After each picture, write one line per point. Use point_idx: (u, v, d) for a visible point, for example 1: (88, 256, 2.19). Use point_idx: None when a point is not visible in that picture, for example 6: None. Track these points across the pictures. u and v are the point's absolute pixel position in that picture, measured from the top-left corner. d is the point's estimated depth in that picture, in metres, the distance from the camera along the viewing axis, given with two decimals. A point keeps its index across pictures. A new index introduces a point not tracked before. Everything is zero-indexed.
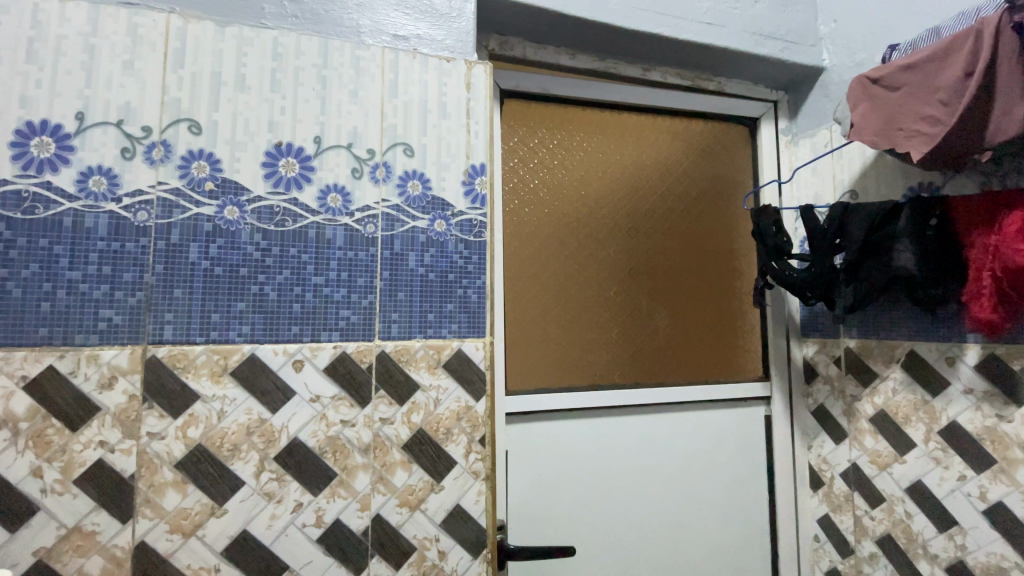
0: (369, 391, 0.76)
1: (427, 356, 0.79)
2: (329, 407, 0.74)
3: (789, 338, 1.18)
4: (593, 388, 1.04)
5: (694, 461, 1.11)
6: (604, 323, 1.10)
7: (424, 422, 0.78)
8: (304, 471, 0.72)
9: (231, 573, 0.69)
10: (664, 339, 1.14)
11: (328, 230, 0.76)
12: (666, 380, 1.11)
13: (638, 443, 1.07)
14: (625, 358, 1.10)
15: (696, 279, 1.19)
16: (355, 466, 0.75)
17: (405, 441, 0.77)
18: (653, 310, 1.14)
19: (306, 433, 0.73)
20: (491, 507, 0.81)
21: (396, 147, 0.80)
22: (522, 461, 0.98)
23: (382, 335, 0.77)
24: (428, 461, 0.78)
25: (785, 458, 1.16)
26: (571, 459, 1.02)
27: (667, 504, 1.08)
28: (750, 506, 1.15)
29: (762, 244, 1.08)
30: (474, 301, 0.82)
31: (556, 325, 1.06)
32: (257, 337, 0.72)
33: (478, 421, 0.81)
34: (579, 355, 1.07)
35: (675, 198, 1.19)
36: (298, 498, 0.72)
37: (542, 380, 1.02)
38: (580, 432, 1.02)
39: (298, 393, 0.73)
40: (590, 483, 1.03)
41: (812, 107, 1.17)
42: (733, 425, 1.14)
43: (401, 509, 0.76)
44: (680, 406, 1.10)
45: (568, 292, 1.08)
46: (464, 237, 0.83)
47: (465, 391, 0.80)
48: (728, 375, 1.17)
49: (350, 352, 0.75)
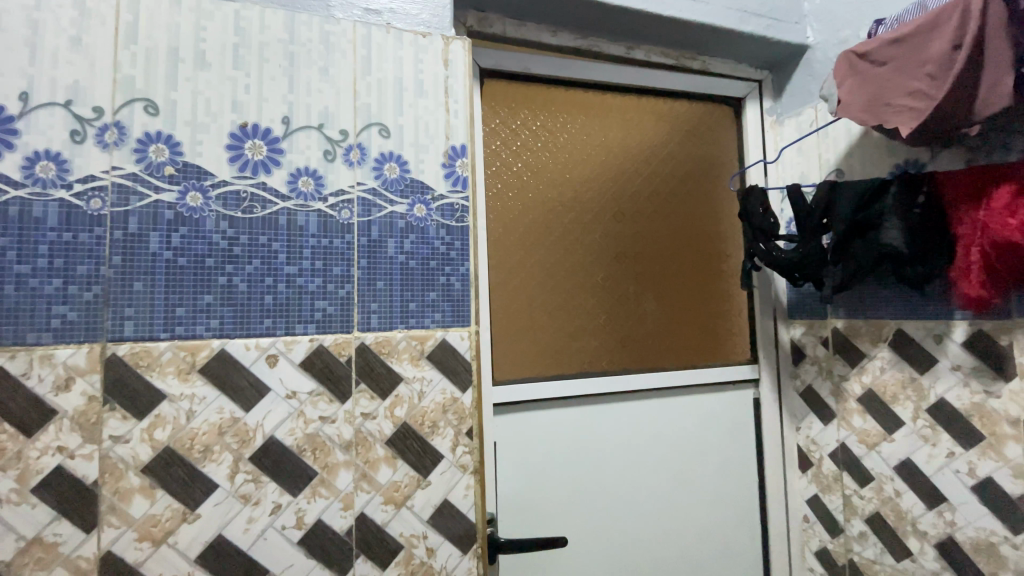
0: (348, 385, 0.71)
1: (410, 348, 0.75)
2: (307, 403, 0.70)
3: (777, 321, 1.17)
4: (584, 375, 1.02)
5: (684, 445, 1.10)
6: (593, 311, 1.08)
7: (409, 416, 0.74)
8: (281, 471, 0.68)
9: None
10: (653, 325, 1.12)
11: (300, 216, 0.71)
12: (657, 366, 1.10)
13: (629, 431, 1.05)
14: (614, 344, 1.08)
15: (683, 262, 1.17)
16: (336, 463, 0.70)
17: (388, 437, 0.73)
18: (643, 296, 1.12)
19: (284, 431, 0.69)
20: (481, 500, 0.78)
21: (371, 127, 0.76)
22: (513, 450, 0.96)
23: (361, 326, 0.73)
24: (413, 457, 0.74)
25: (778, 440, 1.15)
26: (563, 448, 1.00)
27: (658, 491, 1.07)
28: (742, 491, 1.14)
29: (750, 226, 1.06)
30: (457, 289, 0.79)
31: (543, 314, 1.03)
32: (226, 332, 0.68)
33: (465, 412, 0.77)
34: (569, 343, 1.04)
35: (660, 181, 1.17)
36: (276, 499, 0.68)
37: (531, 368, 0.99)
38: (571, 421, 1.01)
39: (272, 389, 0.69)
40: (581, 472, 1.01)
41: (797, 86, 1.16)
42: (725, 409, 1.13)
43: (386, 506, 0.72)
44: (669, 391, 1.08)
45: (554, 279, 1.05)
46: (446, 222, 0.79)
47: (450, 382, 0.76)
48: (718, 359, 1.15)
49: (328, 345, 0.71)
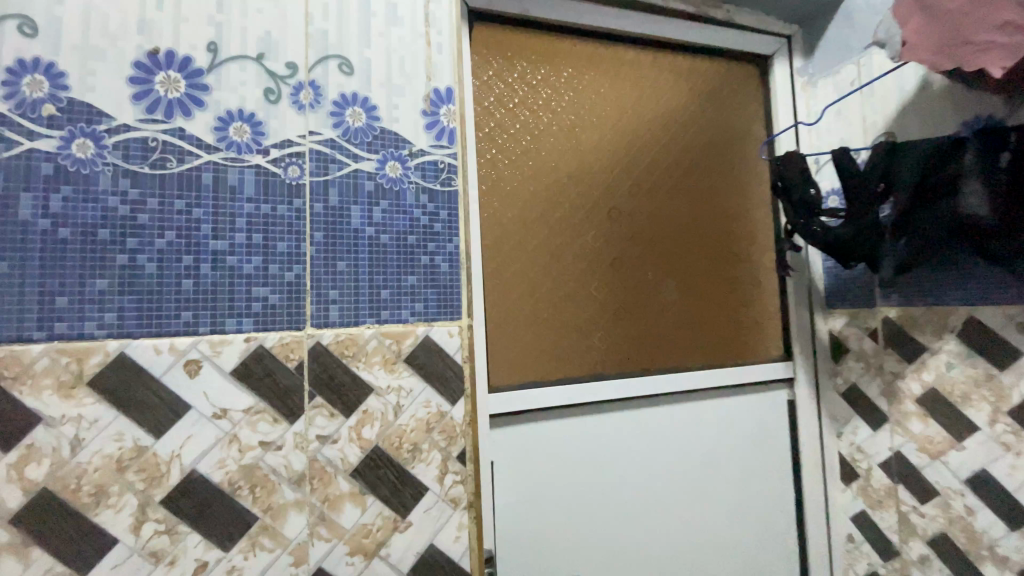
0: (297, 399, 0.53)
1: (382, 348, 0.56)
2: (243, 426, 0.51)
3: (814, 312, 0.99)
4: (600, 378, 0.84)
5: (718, 461, 0.92)
6: (609, 301, 0.88)
7: (381, 438, 0.56)
8: (206, 518, 0.50)
9: None
10: (676, 318, 0.92)
11: (231, 174, 0.53)
12: (686, 365, 0.90)
13: (655, 446, 0.87)
14: (631, 342, 0.88)
15: (710, 243, 0.97)
16: (285, 504, 0.52)
17: (354, 466, 0.55)
18: (668, 282, 0.92)
19: (209, 464, 0.50)
20: (478, 544, 0.60)
21: (329, 61, 0.58)
22: (515, 470, 0.78)
23: (314, 322, 0.54)
24: (389, 491, 0.56)
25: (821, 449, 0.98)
26: (577, 467, 0.82)
27: (691, 513, 0.90)
28: (784, 510, 0.97)
29: (788, 200, 0.88)
30: (444, 272, 0.61)
31: (549, 305, 0.84)
32: (129, 329, 0.49)
33: (455, 432, 0.58)
34: (581, 340, 0.85)
35: (681, 148, 0.98)
36: (201, 557, 0.49)
37: (534, 371, 0.81)
38: (586, 433, 0.83)
39: (194, 407, 0.50)
40: (599, 494, 0.83)
41: (834, 39, 1.00)
42: (763, 414, 0.96)
43: (353, 558, 0.54)
44: (696, 395, 0.90)
45: (561, 263, 0.86)
46: (427, 185, 0.61)
47: (436, 393, 0.58)
48: (753, 356, 0.97)
49: (271, 347, 0.53)
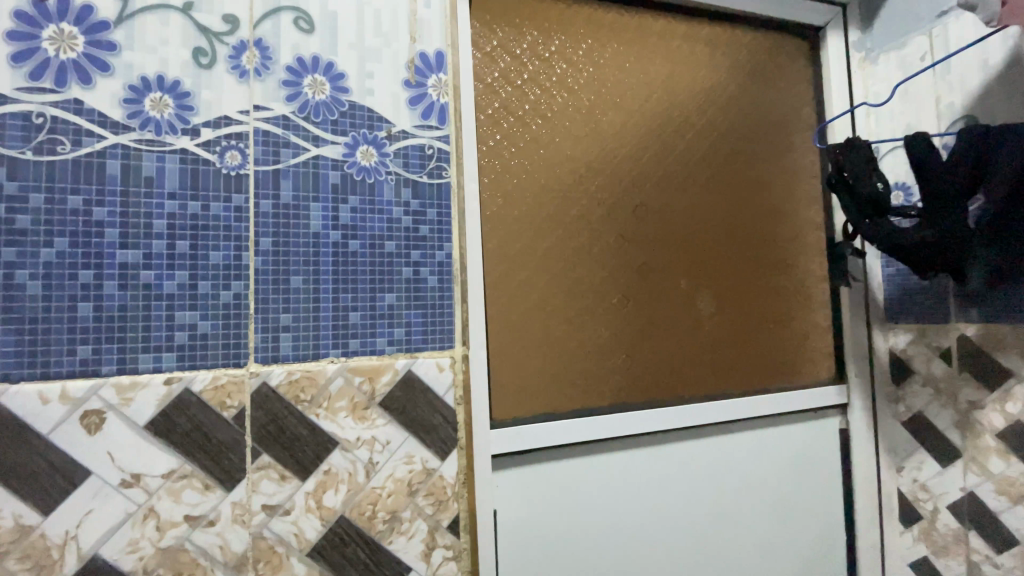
0: (235, 459, 0.40)
1: (350, 390, 0.43)
2: (161, 496, 0.39)
3: (871, 326, 0.84)
4: (623, 408, 0.70)
5: (763, 502, 0.78)
6: (635, 314, 0.73)
7: (350, 506, 0.43)
8: None
9: None
10: (714, 336, 0.77)
11: (147, 161, 0.40)
12: (723, 391, 0.76)
13: (689, 485, 0.74)
14: (661, 364, 0.74)
15: (753, 246, 0.82)
16: None
17: (313, 545, 0.42)
18: (705, 291, 0.77)
19: (116, 548, 0.37)
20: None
21: (281, 14, 0.44)
22: (524, 519, 0.65)
23: (259, 358, 0.42)
24: (359, 575, 0.43)
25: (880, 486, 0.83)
26: (598, 512, 0.69)
27: (733, 563, 0.76)
28: (841, 557, 0.83)
29: (852, 197, 0.74)
30: (431, 288, 0.47)
31: (564, 320, 0.70)
32: (4, 371, 0.36)
33: (445, 495, 0.46)
34: (601, 362, 0.71)
35: (720, 133, 0.83)
36: None
37: (544, 401, 0.68)
38: (608, 472, 0.69)
39: (95, 473, 0.37)
40: (624, 545, 0.70)
41: (900, 6, 0.84)
42: (814, 445, 0.82)
43: None
44: (736, 424, 0.77)
45: (578, 271, 0.71)
46: (410, 176, 0.48)
47: (422, 445, 0.45)
48: (802, 377, 0.83)
49: (201, 390, 0.40)
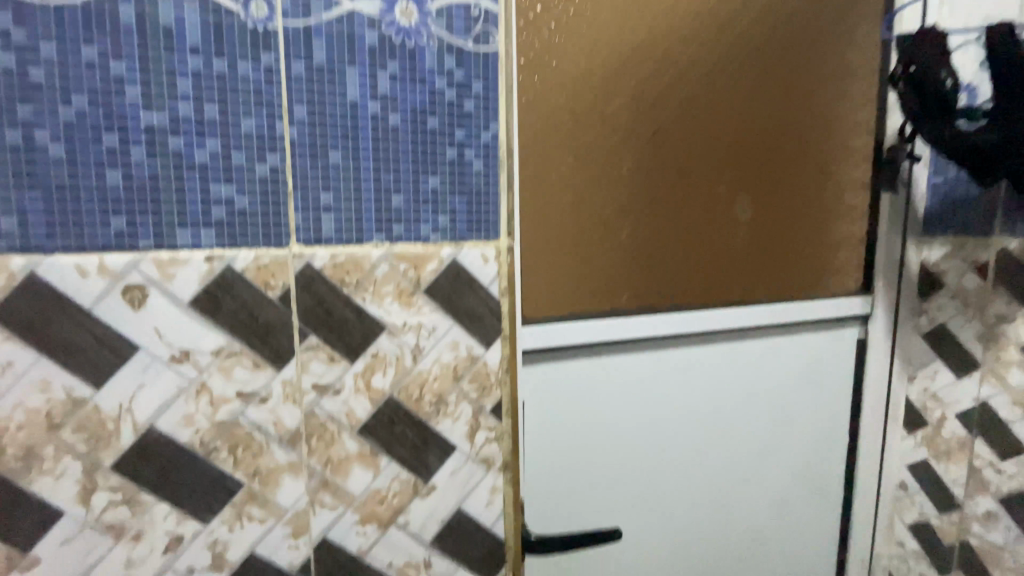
0: (282, 340, 0.40)
1: (395, 276, 0.42)
2: (213, 372, 0.38)
3: (907, 238, 0.79)
4: (655, 312, 0.69)
5: (777, 405, 0.81)
6: (673, 217, 0.70)
7: (398, 388, 0.43)
8: (175, 485, 0.38)
9: None
10: (750, 244, 0.74)
11: (162, 8, 0.35)
12: (754, 298, 0.75)
13: (710, 388, 0.75)
14: (693, 271, 0.72)
15: (801, 149, 0.76)
16: (276, 468, 0.41)
17: (364, 423, 0.42)
18: (746, 194, 0.73)
19: (173, 420, 0.38)
20: (514, 510, 0.48)
21: None
22: (550, 412, 0.67)
23: (301, 239, 0.39)
24: (408, 451, 0.44)
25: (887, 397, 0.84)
26: (621, 410, 0.71)
27: (743, 458, 0.80)
28: (844, 457, 0.87)
29: (919, 96, 0.64)
30: (476, 173, 0.43)
31: (600, 221, 0.66)
32: (38, 240, 0.34)
33: (489, 382, 0.46)
34: (634, 266, 0.69)
35: (782, 17, 0.73)
36: (171, 531, 0.39)
37: (576, 304, 0.66)
38: (634, 373, 0.70)
39: (144, 348, 0.37)
40: (643, 438, 0.73)
41: None
42: (834, 354, 0.83)
43: (365, 528, 0.44)
44: (763, 331, 0.76)
45: (618, 169, 0.66)
46: (455, 42, 0.42)
47: (466, 333, 0.45)
48: (833, 289, 0.81)
49: (243, 269, 0.38)
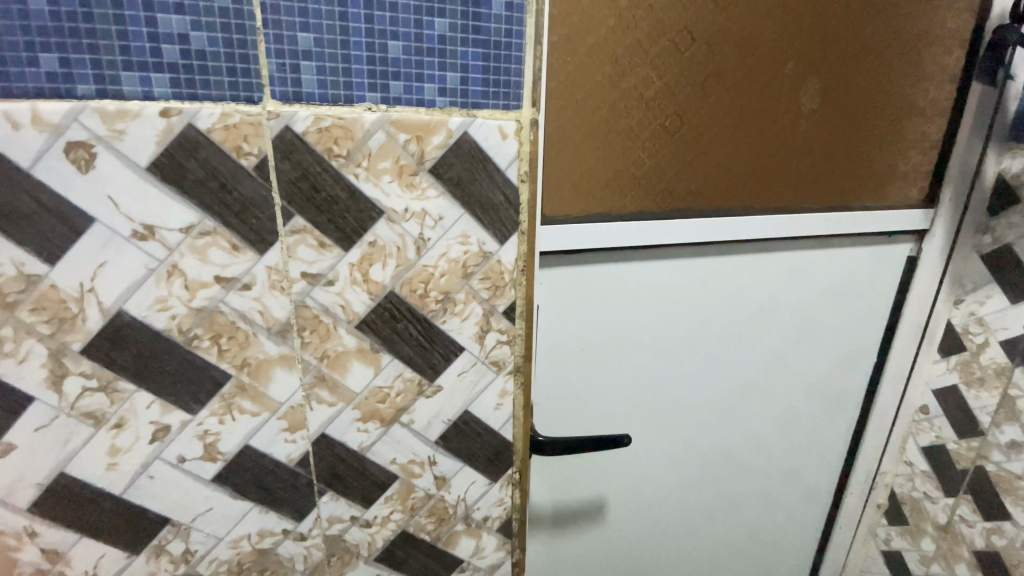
0: (262, 220, 0.34)
1: (395, 149, 0.34)
2: (185, 253, 0.33)
3: (988, 144, 0.69)
4: (689, 215, 0.61)
5: (806, 322, 0.76)
6: (726, 102, 0.59)
7: (399, 282, 0.38)
8: (156, 373, 0.35)
9: (61, 538, 0.38)
10: (806, 141, 0.65)
11: None
12: (802, 204, 0.67)
13: (738, 300, 0.70)
14: (740, 170, 0.63)
15: (889, 25, 0.63)
16: (266, 362, 0.37)
17: (362, 319, 0.38)
18: (812, 78, 0.62)
19: (146, 304, 0.34)
20: (524, 414, 0.45)
21: None
22: (564, 317, 0.63)
23: (278, 95, 0.32)
24: (411, 351, 0.40)
25: (927, 319, 0.78)
26: (639, 319, 0.66)
27: (761, 372, 0.77)
28: (866, 377, 0.84)
29: None
30: (495, 19, 0.34)
31: (640, 103, 0.56)
32: None
33: (502, 281, 0.40)
34: (675, 160, 0.59)
35: None
36: (158, 420, 0.37)
37: (605, 201, 0.58)
38: (657, 282, 0.64)
39: (101, 220, 0.31)
40: (660, 350, 0.69)
41: None
42: (878, 272, 0.76)
43: (366, 426, 0.41)
44: (806, 243, 0.69)
45: (669, 37, 0.54)
46: None
47: (477, 223, 0.38)
48: (890, 199, 0.72)
49: (210, 130, 0.31)
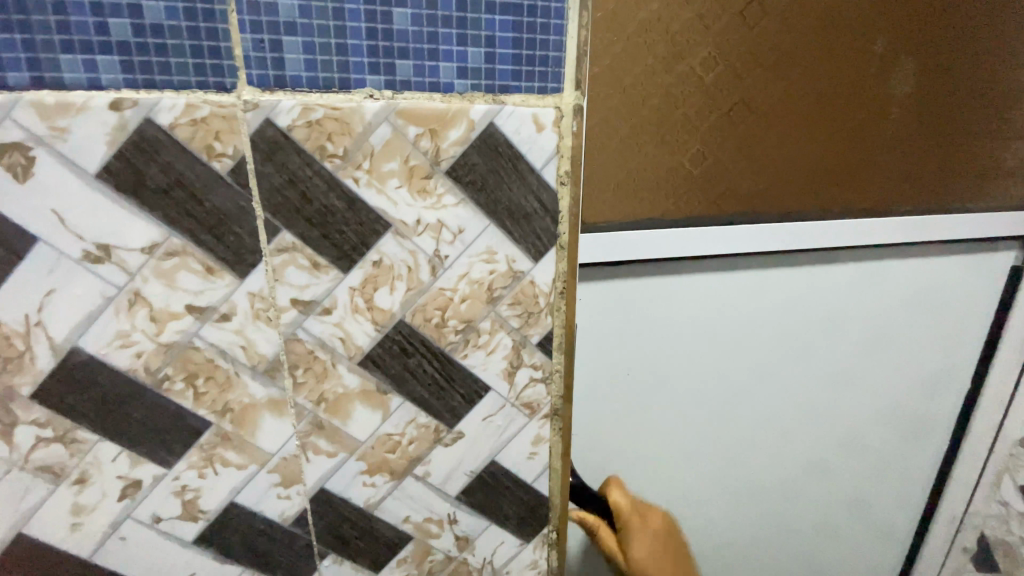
0: (241, 237, 0.27)
1: (404, 147, 0.28)
2: (149, 278, 0.27)
3: None
4: (752, 220, 0.52)
5: (884, 341, 0.66)
6: (800, 86, 0.50)
7: (411, 310, 0.31)
8: (122, 420, 0.29)
9: None
10: (894, 132, 0.55)
11: None
12: (886, 206, 0.57)
13: (805, 316, 0.61)
14: (815, 167, 0.53)
15: None
16: (252, 407, 0.30)
17: (366, 355, 0.31)
18: (905, 56, 0.52)
19: (105, 340, 0.28)
20: (563, 465, 0.38)
21: None
22: (604, 338, 0.55)
23: (256, 79, 0.25)
24: (427, 392, 0.33)
25: None
26: (689, 339, 0.58)
27: (830, 398, 0.67)
28: (953, 403, 0.73)
29: None
30: None
31: (699, 89, 0.47)
32: None
33: (536, 307, 0.33)
34: (739, 156, 0.50)
35: None
36: (127, 473, 0.31)
37: (655, 204, 0.50)
38: (710, 296, 0.56)
39: (45, 240, 0.26)
40: (713, 373, 0.61)
41: None
42: (973, 283, 0.65)
43: (373, 480, 0.34)
44: (886, 252, 0.59)
45: (734, 11, 0.46)
46: None
47: (508, 237, 0.31)
48: (993, 198, 0.61)
49: (173, 127, 0.25)
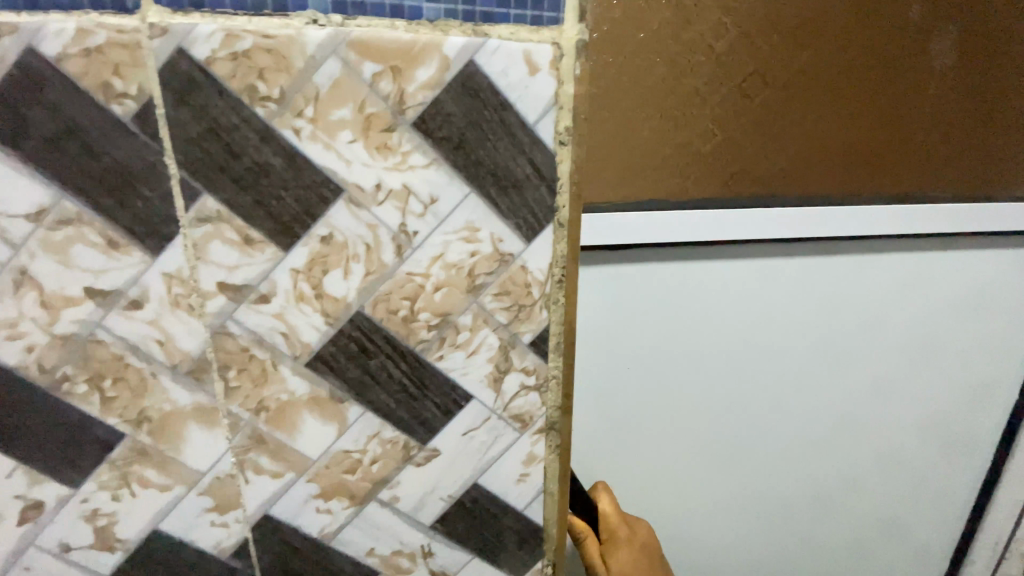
0: (152, 203, 0.21)
1: (359, 91, 0.22)
2: (38, 252, 0.21)
3: None
4: (780, 206, 0.44)
5: (937, 355, 0.56)
6: (831, 59, 0.42)
7: (371, 300, 0.25)
8: (13, 430, 0.24)
9: None
10: (954, 101, 0.45)
11: None
12: (942, 191, 0.48)
13: (846, 322, 0.52)
14: (850, 143, 0.45)
15: None
16: (176, 414, 0.25)
17: (315, 354, 0.25)
18: (963, 25, 0.43)
19: None
20: (560, 489, 0.31)
21: None
22: (608, 345, 0.48)
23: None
24: (391, 401, 0.27)
25: None
26: (708, 349, 0.49)
27: (878, 421, 0.58)
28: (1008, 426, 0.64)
29: None
30: None
31: (710, 59, 0.40)
32: None
33: (528, 298, 0.27)
34: (755, 136, 0.43)
35: None
36: (24, 495, 0.25)
37: (659, 184, 0.42)
38: (735, 299, 0.48)
39: None
40: (739, 387, 0.52)
41: None
42: None
43: (329, 506, 0.28)
44: (946, 248, 0.50)
45: None
46: None
47: (492, 209, 0.25)
48: None
49: (58, 56, 0.19)
